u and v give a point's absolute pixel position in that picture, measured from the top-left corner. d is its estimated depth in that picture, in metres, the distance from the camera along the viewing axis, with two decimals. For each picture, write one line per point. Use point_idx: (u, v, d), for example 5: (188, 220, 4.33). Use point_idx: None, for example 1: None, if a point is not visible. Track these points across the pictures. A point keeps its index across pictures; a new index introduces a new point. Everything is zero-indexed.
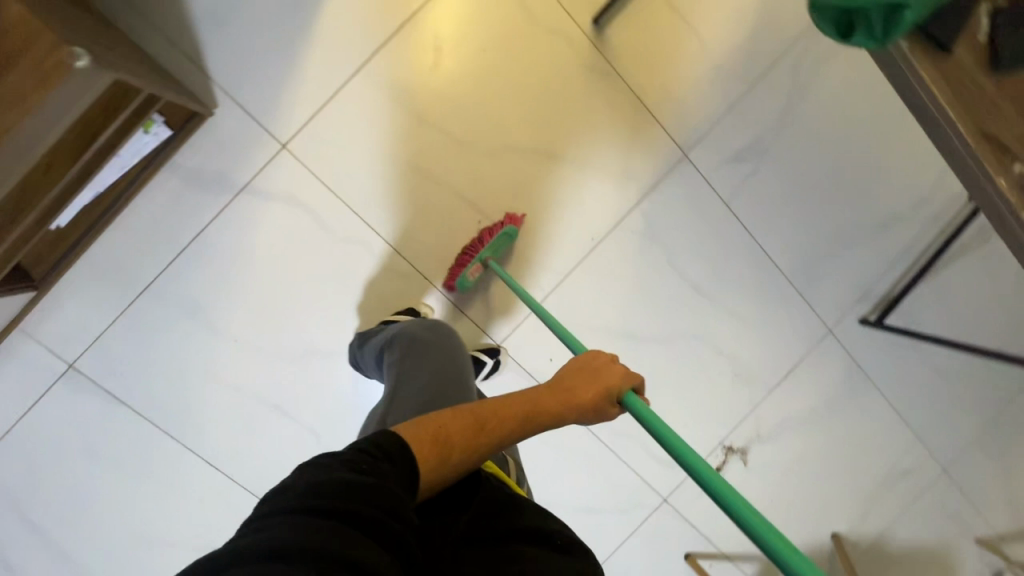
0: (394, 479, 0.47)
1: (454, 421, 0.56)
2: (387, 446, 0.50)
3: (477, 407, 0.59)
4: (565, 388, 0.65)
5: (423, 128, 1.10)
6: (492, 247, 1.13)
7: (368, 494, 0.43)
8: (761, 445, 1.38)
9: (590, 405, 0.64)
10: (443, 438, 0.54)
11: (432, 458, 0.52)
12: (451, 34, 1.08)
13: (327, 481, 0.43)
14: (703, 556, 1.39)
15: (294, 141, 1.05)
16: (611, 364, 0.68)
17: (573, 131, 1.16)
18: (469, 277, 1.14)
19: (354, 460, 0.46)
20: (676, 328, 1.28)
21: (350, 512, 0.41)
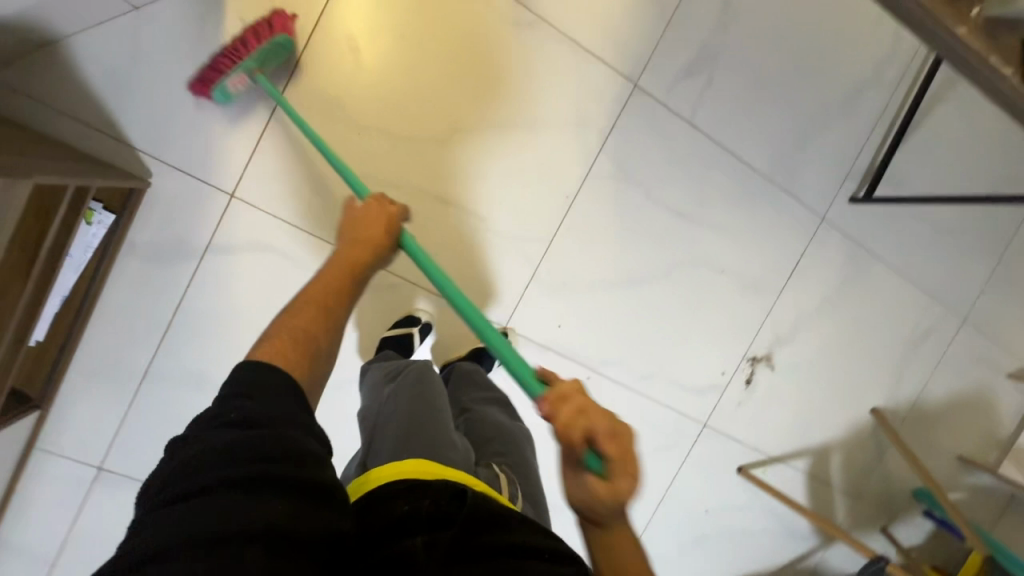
0: (271, 418, 0.48)
1: (293, 318, 0.61)
2: (247, 377, 0.52)
3: (306, 298, 0.65)
4: (359, 241, 0.73)
5: (363, 137, 1.05)
6: (266, 54, 0.94)
7: (257, 451, 0.45)
8: (783, 347, 1.39)
9: (386, 241, 0.74)
10: (297, 334, 0.59)
11: (296, 355, 0.57)
12: (361, 30, 1.02)
13: (211, 453, 0.45)
14: (754, 464, 1.43)
15: (241, 188, 1.01)
16: (387, 201, 0.77)
17: (514, 95, 1.11)
18: (229, 87, 0.93)
19: (230, 419, 0.47)
20: (673, 260, 1.27)
21: (242, 478, 0.43)
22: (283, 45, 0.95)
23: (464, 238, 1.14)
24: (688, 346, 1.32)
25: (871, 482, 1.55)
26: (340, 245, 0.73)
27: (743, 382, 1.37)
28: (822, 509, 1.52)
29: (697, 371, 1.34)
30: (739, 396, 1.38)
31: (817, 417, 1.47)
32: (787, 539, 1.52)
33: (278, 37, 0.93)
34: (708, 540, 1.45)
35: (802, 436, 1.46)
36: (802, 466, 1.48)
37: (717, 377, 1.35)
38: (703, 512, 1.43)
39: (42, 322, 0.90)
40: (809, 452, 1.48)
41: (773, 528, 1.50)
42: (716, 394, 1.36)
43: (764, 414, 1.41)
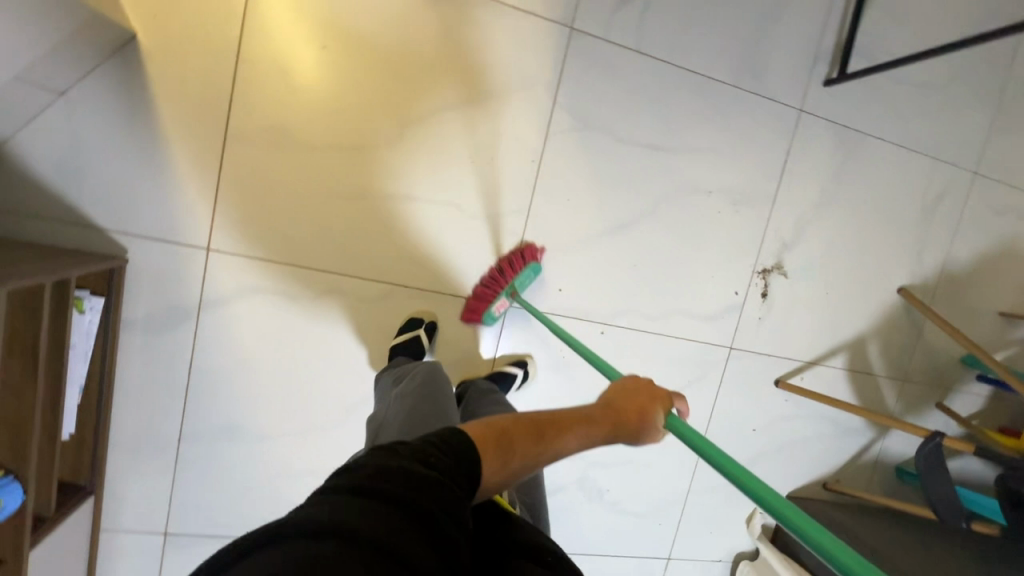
0: (455, 474, 0.50)
1: (519, 426, 0.57)
2: (453, 442, 0.52)
3: (547, 415, 0.60)
4: (621, 408, 0.65)
5: (318, 157, 1.05)
6: (517, 282, 1.15)
7: (434, 490, 0.47)
8: (793, 251, 1.35)
9: (637, 428, 0.64)
10: (508, 439, 0.55)
11: (497, 456, 0.54)
12: (285, 52, 1.00)
13: (397, 469, 0.47)
14: (789, 373, 1.42)
15: (215, 241, 1.02)
16: (656, 389, 0.69)
17: (453, 73, 1.08)
18: (494, 310, 1.16)
19: (426, 456, 0.50)
20: (658, 194, 1.23)
21: (415, 510, 0.44)
22: (532, 270, 1.16)
23: (444, 230, 1.13)
24: (695, 275, 1.29)
25: (916, 362, 1.52)
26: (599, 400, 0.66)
27: (760, 296, 1.35)
28: (870, 400, 1.50)
29: (710, 298, 1.31)
30: (760, 311, 1.35)
31: (844, 312, 1.43)
32: (843, 438, 1.51)
33: (529, 268, 1.14)
34: (763, 458, 1.45)
35: (833, 334, 1.43)
36: (841, 364, 1.45)
37: (732, 298, 1.33)
38: (752, 432, 1.42)
39: (69, 415, 0.93)
40: (845, 348, 1.45)
41: (825, 430, 1.49)
42: (735, 316, 1.34)
43: (790, 323, 1.38)
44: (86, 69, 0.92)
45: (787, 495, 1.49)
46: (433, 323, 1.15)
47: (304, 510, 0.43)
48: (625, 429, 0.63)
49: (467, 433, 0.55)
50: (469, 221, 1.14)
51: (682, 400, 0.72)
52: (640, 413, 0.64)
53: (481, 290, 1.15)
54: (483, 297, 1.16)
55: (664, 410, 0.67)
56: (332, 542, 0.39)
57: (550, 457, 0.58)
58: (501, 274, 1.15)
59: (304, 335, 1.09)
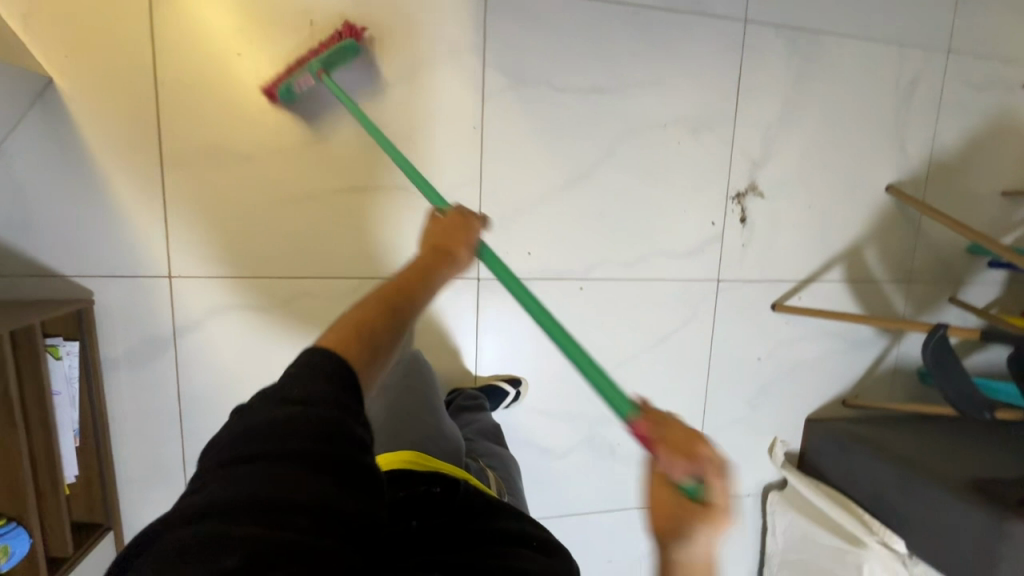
0: (334, 400, 0.54)
1: (363, 309, 0.65)
2: (327, 366, 0.56)
3: (378, 291, 0.69)
4: (441, 250, 0.82)
5: (256, 166, 1.04)
6: (327, 59, 1.00)
7: (312, 429, 0.51)
8: (765, 169, 1.30)
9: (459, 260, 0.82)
10: (366, 328, 0.62)
11: (366, 349, 0.60)
12: (201, 67, 0.99)
13: (269, 426, 0.51)
14: (784, 295, 1.37)
15: (175, 268, 1.03)
16: (468, 222, 0.86)
17: (375, 54, 1.06)
18: (295, 87, 1.00)
19: (299, 398, 0.53)
20: (611, 137, 1.19)
21: (296, 452, 0.50)
22: (348, 48, 1.00)
23: (397, 214, 1.12)
24: (667, 213, 1.26)
25: (919, 260, 1.45)
26: (422, 256, 0.80)
27: (739, 222, 1.30)
28: (877, 308, 1.44)
29: (686, 233, 1.27)
30: (741, 237, 1.31)
31: (832, 222, 1.37)
32: (855, 351, 1.46)
33: (341, 42, 0.99)
34: (774, 385, 1.42)
35: (825, 247, 1.38)
36: (839, 276, 1.40)
37: (710, 229, 1.29)
38: (756, 362, 1.39)
39: (68, 460, 0.96)
40: (840, 259, 1.40)
41: (835, 347, 1.44)
42: (717, 247, 1.30)
43: (776, 243, 1.34)
44: (10, 125, 0.92)
45: (806, 418, 1.45)
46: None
47: (190, 499, 0.49)
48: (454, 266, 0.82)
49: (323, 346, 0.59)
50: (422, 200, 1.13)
51: (481, 217, 0.91)
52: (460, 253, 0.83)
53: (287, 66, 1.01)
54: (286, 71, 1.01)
55: (473, 237, 0.85)
56: (223, 519, 0.46)
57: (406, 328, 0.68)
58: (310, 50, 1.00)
59: (284, 344, 1.10)
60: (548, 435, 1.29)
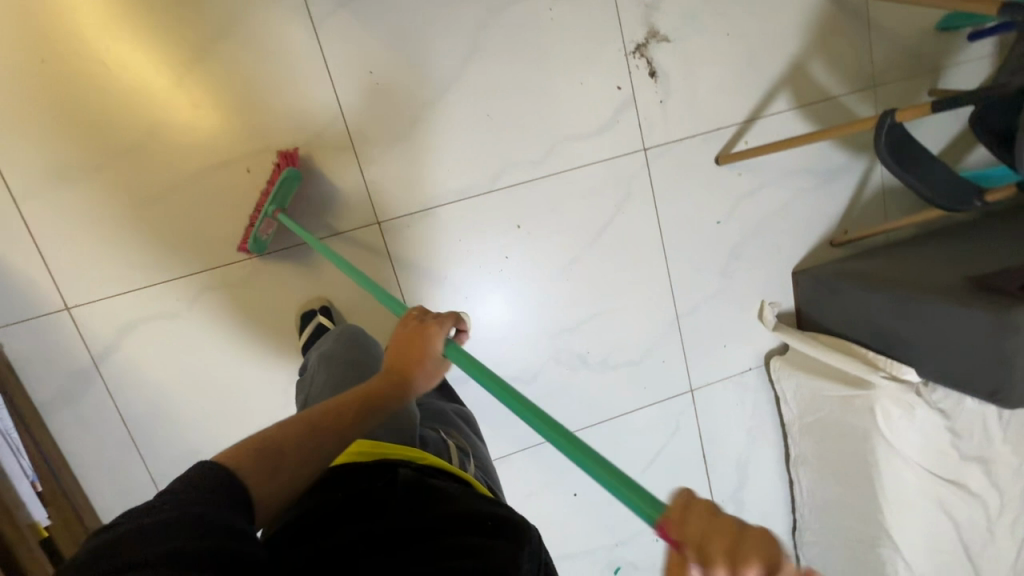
0: (220, 501, 0.45)
1: (282, 431, 0.56)
2: (215, 479, 0.47)
3: (315, 412, 0.60)
4: (397, 368, 0.69)
5: (112, 174, 1.00)
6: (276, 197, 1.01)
7: (211, 525, 0.42)
8: (663, 8, 1.13)
9: (416, 367, 0.69)
10: (273, 446, 0.54)
11: (264, 472, 0.52)
12: (18, 89, 0.95)
13: (159, 525, 0.40)
14: (727, 144, 1.21)
15: (70, 298, 1.02)
16: (421, 321, 0.72)
17: (187, 19, 0.98)
18: (263, 234, 1.04)
19: (193, 497, 0.44)
20: (471, 28, 1.06)
21: (193, 552, 0.38)
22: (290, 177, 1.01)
23: (273, 181, 1.05)
24: (563, 93, 1.12)
25: (879, 58, 1.25)
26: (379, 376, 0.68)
27: (649, 79, 1.15)
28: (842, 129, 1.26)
29: (593, 107, 1.14)
30: (657, 94, 1.16)
31: (762, 43, 1.19)
32: (830, 182, 1.29)
33: (283, 176, 0.98)
34: (746, 246, 1.27)
35: (761, 76, 1.20)
36: (786, 105, 1.22)
37: (618, 96, 1.14)
38: (717, 227, 1.25)
39: (33, 506, 0.96)
40: (782, 85, 1.21)
41: (804, 185, 1.27)
42: (632, 113, 1.16)
43: (700, 89, 1.18)
44: None
45: (794, 272, 1.31)
46: (326, 303, 1.10)
47: None
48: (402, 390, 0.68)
49: (220, 462, 0.51)
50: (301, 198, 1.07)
51: (463, 319, 0.76)
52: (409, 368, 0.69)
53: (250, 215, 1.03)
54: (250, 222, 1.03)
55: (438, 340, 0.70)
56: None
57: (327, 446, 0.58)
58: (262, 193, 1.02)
59: (208, 345, 1.08)
60: (509, 364, 1.22)
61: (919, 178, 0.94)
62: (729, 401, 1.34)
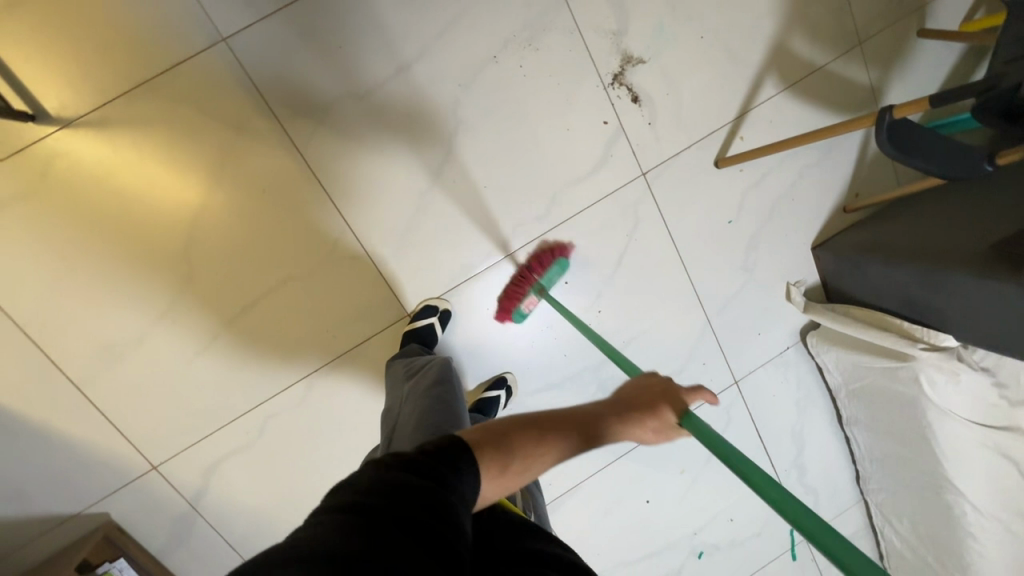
0: (437, 470, 0.48)
1: (516, 431, 0.55)
2: (456, 452, 0.50)
3: (549, 418, 0.57)
4: (632, 407, 0.59)
5: (156, 338, 1.05)
6: (545, 279, 1.15)
7: (433, 505, 0.44)
8: (631, 30, 1.10)
9: (654, 421, 0.59)
10: (508, 445, 0.54)
11: (493, 461, 0.52)
12: (48, 286, 0.99)
13: (379, 484, 0.45)
14: (723, 145, 1.20)
15: (154, 457, 1.09)
16: (674, 385, 0.61)
17: (186, 176, 1.00)
18: (523, 309, 1.16)
19: (423, 467, 0.48)
20: (450, 108, 1.06)
21: (399, 521, 0.42)
22: (561, 264, 1.15)
23: (303, 301, 1.09)
24: (553, 143, 1.12)
25: (860, 14, 1.20)
26: (618, 402, 0.60)
27: (633, 105, 1.14)
28: (834, 96, 1.23)
29: (584, 149, 1.14)
30: (644, 117, 1.15)
31: (739, 34, 1.15)
32: (832, 151, 1.27)
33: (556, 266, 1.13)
34: (762, 236, 1.28)
35: (743, 68, 1.17)
36: (775, 89, 1.20)
37: (605, 130, 1.14)
38: (730, 226, 1.25)
39: None
40: (767, 70, 1.18)
41: (808, 161, 1.26)
42: (624, 144, 1.15)
43: (685, 100, 1.16)
44: None
45: (813, 247, 1.32)
46: (447, 310, 1.15)
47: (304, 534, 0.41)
48: (636, 429, 0.58)
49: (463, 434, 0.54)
50: (336, 307, 1.11)
51: (711, 394, 0.62)
52: (647, 418, 0.58)
53: (512, 289, 1.15)
54: (512, 295, 1.16)
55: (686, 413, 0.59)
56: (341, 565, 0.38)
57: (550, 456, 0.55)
58: (530, 272, 1.14)
59: (286, 463, 1.16)
60: (561, 403, 1.28)
61: (936, 161, 0.93)
62: (775, 381, 1.39)
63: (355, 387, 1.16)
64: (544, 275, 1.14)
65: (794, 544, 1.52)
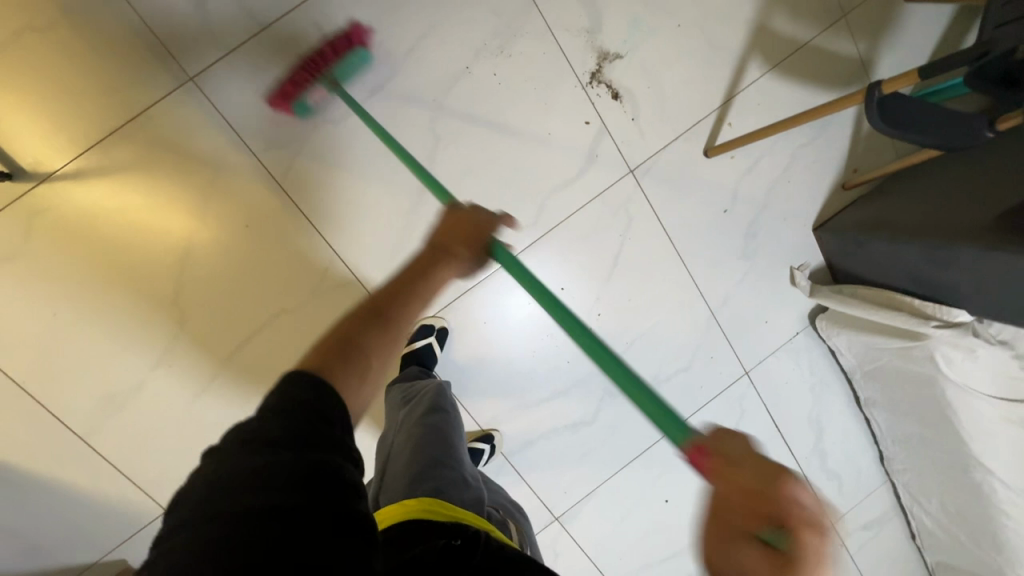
0: (306, 435, 0.44)
1: (353, 324, 0.57)
2: (311, 398, 0.47)
3: (373, 301, 0.61)
4: (444, 246, 0.71)
5: (155, 383, 1.05)
6: (340, 72, 0.97)
7: (319, 479, 0.42)
8: (605, 26, 1.07)
9: (471, 252, 0.71)
10: (350, 342, 0.55)
11: (347, 364, 0.53)
12: (42, 342, 0.99)
13: (249, 473, 0.41)
14: (711, 134, 1.17)
15: (164, 500, 1.10)
16: (475, 216, 0.73)
17: (167, 219, 0.99)
18: (308, 99, 0.98)
19: (296, 432, 0.44)
20: (427, 124, 1.04)
21: (290, 512, 0.39)
22: (363, 55, 0.97)
23: (298, 332, 1.09)
24: (535, 149, 1.10)
25: None
26: (428, 253, 0.69)
27: (614, 102, 1.11)
28: (823, 73, 1.19)
29: (568, 151, 1.11)
30: (627, 114, 1.12)
31: (718, 19, 1.11)
32: (826, 129, 1.23)
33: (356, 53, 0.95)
34: (759, 222, 1.25)
35: (726, 52, 1.13)
36: (760, 71, 1.16)
37: (588, 130, 1.11)
38: (725, 215, 1.22)
39: None
40: (750, 51, 1.15)
41: (802, 141, 1.22)
42: (608, 143, 1.13)
43: (667, 92, 1.13)
44: None
45: (814, 229, 1.28)
46: (443, 328, 1.14)
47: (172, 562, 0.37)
48: (454, 264, 0.70)
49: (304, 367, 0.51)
50: None
51: (509, 217, 0.76)
52: (463, 248, 0.71)
53: (299, 73, 0.94)
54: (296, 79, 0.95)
55: (490, 238, 0.73)
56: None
57: (402, 327, 0.61)
58: (320, 57, 0.94)
59: None
60: (569, 410, 1.26)
61: (939, 137, 0.89)
62: (786, 368, 1.35)
63: None
64: (334, 62, 0.95)
65: None
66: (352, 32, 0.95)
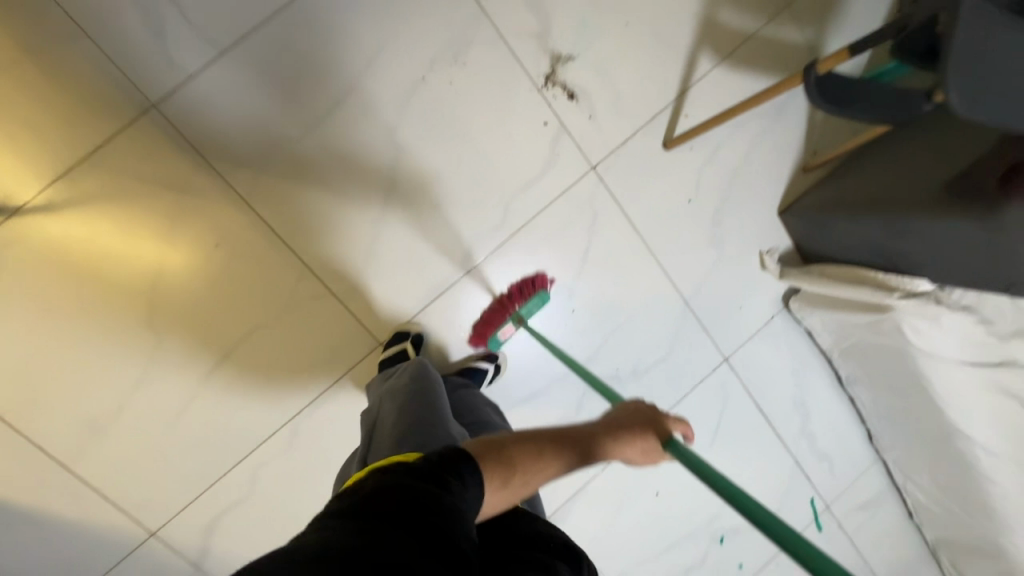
0: (436, 474, 0.54)
1: (517, 445, 0.63)
2: (455, 459, 0.57)
3: (544, 434, 0.65)
4: (623, 425, 0.69)
5: (135, 407, 1.06)
6: (525, 309, 1.16)
7: (440, 507, 0.50)
8: (555, 30, 1.10)
9: (638, 445, 0.67)
10: (508, 455, 0.61)
11: (497, 466, 0.59)
12: (20, 373, 1.00)
13: (389, 490, 0.51)
14: (668, 126, 1.20)
15: (151, 524, 1.10)
16: (650, 407, 0.71)
17: (141, 245, 1.01)
18: (499, 335, 1.18)
19: (426, 472, 0.54)
20: (389, 136, 1.07)
21: (410, 521, 0.47)
22: (541, 295, 1.15)
23: (274, 348, 1.10)
24: (496, 153, 1.13)
25: None
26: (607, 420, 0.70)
27: (570, 102, 1.14)
28: (773, 61, 1.23)
29: (529, 152, 1.14)
30: (583, 112, 1.15)
31: (666, 15, 1.14)
32: (782, 115, 1.26)
33: (536, 296, 1.15)
34: (724, 209, 1.27)
35: (676, 47, 1.17)
36: (711, 63, 1.19)
37: (547, 131, 1.14)
38: (690, 205, 1.24)
39: None
40: (700, 45, 1.18)
41: (759, 127, 1.25)
42: (568, 142, 1.15)
43: (620, 89, 1.16)
44: None
45: (780, 213, 1.30)
46: (418, 335, 1.15)
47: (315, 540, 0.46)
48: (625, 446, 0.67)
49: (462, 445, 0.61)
50: (308, 348, 1.12)
51: (684, 423, 0.74)
52: (637, 437, 0.67)
53: (487, 314, 1.17)
54: (489, 320, 1.17)
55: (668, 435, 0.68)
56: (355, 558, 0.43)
57: (550, 469, 0.64)
58: (509, 297, 1.15)
59: (287, 506, 1.17)
60: (552, 408, 1.27)
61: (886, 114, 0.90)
62: (765, 352, 1.36)
63: (341, 422, 1.16)
64: (520, 304, 1.16)
65: (816, 515, 1.47)
66: (536, 278, 1.16)
